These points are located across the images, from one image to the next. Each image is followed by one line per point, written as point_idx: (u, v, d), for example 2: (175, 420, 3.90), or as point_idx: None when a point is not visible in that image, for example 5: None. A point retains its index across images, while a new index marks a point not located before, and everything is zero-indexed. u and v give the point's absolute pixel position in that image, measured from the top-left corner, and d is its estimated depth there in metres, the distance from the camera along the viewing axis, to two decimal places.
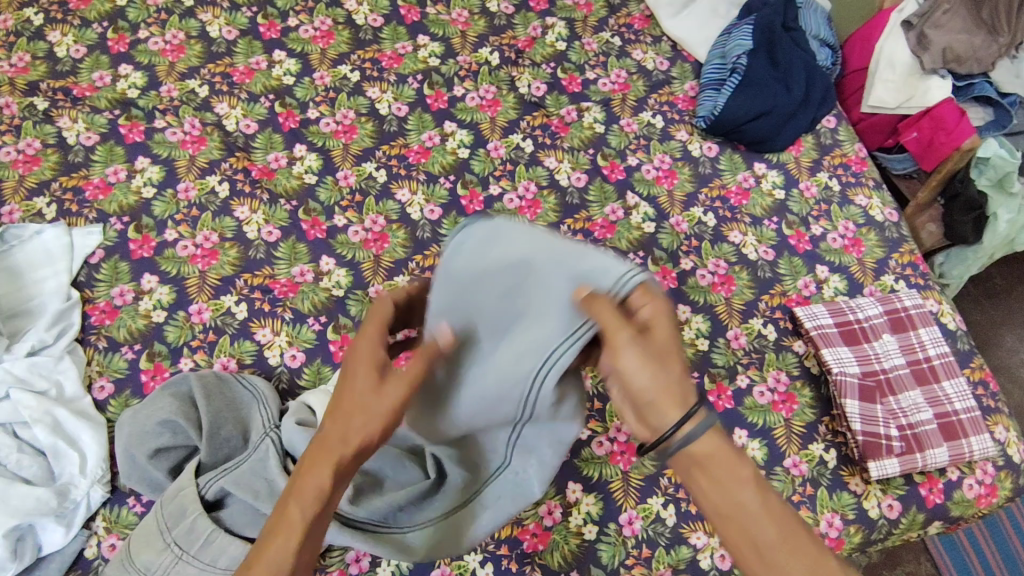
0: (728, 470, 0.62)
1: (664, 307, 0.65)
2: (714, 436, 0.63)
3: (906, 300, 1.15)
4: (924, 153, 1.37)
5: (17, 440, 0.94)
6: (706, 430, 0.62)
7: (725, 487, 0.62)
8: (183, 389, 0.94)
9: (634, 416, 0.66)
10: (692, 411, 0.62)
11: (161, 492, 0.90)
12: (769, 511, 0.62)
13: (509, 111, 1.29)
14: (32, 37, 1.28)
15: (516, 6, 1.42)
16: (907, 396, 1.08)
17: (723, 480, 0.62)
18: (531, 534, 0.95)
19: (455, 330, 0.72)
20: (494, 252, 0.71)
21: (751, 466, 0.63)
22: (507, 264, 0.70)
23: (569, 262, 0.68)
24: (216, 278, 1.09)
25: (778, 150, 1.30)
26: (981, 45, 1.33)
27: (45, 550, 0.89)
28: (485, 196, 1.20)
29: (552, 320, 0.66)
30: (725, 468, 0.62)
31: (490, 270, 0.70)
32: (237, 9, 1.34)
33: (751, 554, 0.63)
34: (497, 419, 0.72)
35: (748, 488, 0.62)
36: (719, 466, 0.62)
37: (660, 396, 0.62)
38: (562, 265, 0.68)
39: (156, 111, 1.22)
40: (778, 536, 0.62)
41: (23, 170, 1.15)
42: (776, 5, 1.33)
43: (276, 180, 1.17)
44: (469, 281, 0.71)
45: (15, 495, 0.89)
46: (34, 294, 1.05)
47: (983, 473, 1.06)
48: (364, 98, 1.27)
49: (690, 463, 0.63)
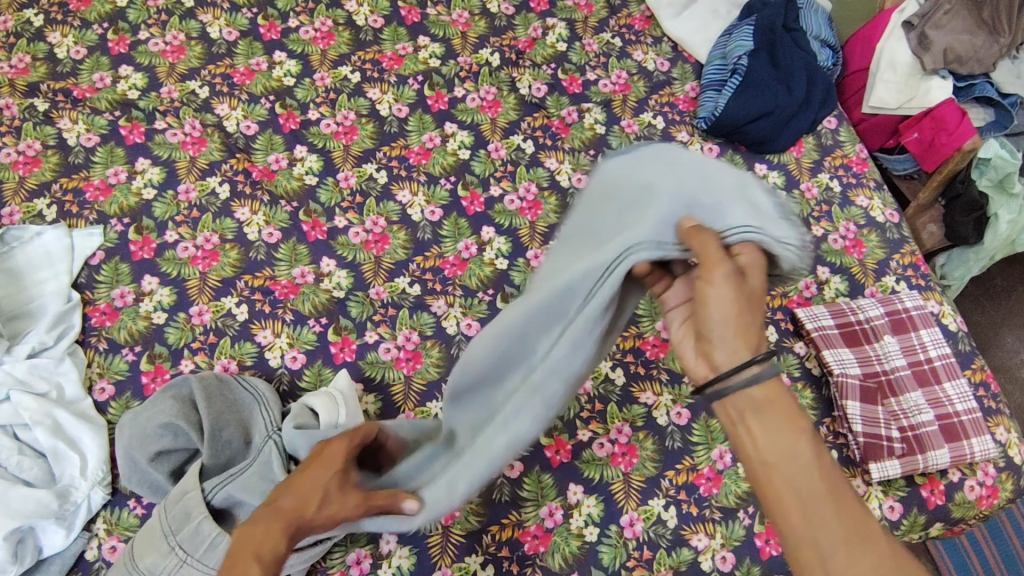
0: (782, 418, 0.64)
1: (758, 265, 0.69)
2: (776, 386, 0.65)
3: (907, 301, 1.15)
4: (925, 154, 1.37)
5: (17, 442, 0.94)
6: (770, 376, 0.64)
7: (777, 432, 0.64)
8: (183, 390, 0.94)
9: (698, 356, 0.69)
10: (761, 355, 0.64)
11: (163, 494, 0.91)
12: (819, 463, 0.63)
13: (510, 112, 1.29)
14: (32, 38, 1.28)
15: (516, 6, 1.42)
16: (909, 398, 1.07)
17: (779, 424, 0.64)
18: (532, 536, 0.95)
19: (565, 244, 0.77)
20: (632, 170, 0.76)
21: (809, 422, 0.64)
22: (633, 186, 0.75)
23: (687, 194, 0.72)
24: (217, 279, 1.09)
25: (778, 151, 1.30)
26: (982, 46, 1.32)
27: (46, 553, 0.89)
28: (486, 197, 1.20)
29: (651, 221, 0.69)
30: (781, 415, 0.64)
31: (617, 189, 0.76)
32: (237, 10, 1.34)
33: (791, 506, 0.62)
34: (548, 326, 0.70)
35: (801, 438, 0.63)
36: (775, 412, 0.64)
37: (731, 324, 0.64)
38: (680, 194, 0.72)
39: (157, 112, 1.22)
40: (823, 490, 0.62)
41: (23, 172, 1.15)
42: (776, 6, 1.33)
43: (276, 182, 1.17)
44: (598, 198, 0.77)
45: (16, 498, 0.89)
46: (34, 295, 1.05)
47: (984, 474, 1.06)
48: (364, 100, 1.27)
49: (747, 407, 0.65)
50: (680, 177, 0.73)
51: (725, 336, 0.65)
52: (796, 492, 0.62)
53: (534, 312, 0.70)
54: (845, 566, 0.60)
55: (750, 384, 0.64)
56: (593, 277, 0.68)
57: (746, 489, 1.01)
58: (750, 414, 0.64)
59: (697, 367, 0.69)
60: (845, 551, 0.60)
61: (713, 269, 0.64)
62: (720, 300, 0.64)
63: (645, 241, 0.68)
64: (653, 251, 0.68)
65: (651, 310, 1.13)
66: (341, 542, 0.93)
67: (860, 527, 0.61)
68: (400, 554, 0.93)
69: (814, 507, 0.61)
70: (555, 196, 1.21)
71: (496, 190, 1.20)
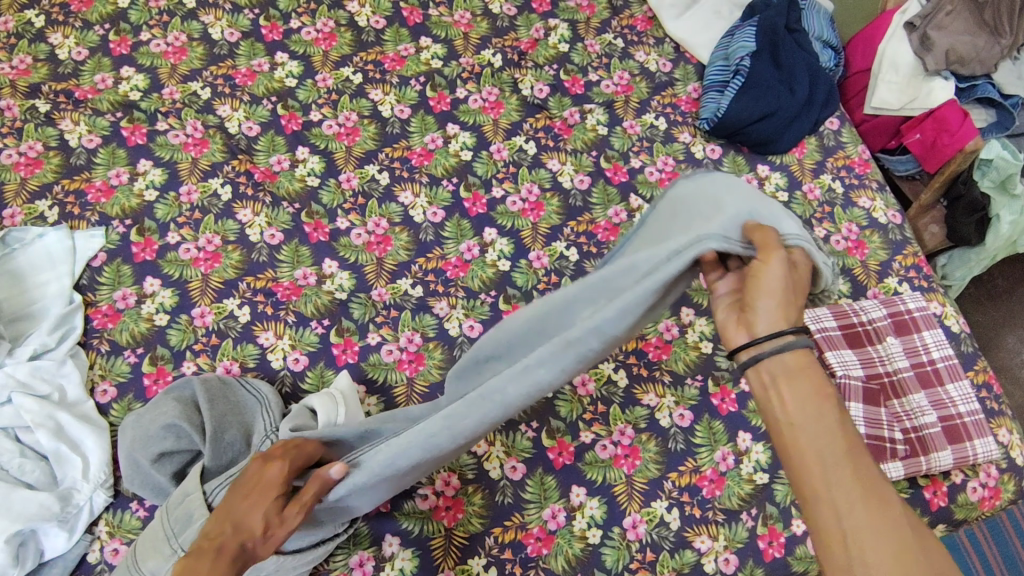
0: (811, 385, 0.64)
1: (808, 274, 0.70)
2: (807, 356, 0.65)
3: (910, 303, 1.15)
4: (927, 155, 1.37)
5: (19, 444, 0.94)
6: (802, 348, 0.65)
7: (806, 399, 0.63)
8: (184, 391, 0.94)
9: (736, 324, 0.68)
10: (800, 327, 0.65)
11: (166, 495, 0.90)
12: (844, 430, 0.62)
13: (512, 113, 1.29)
14: (33, 39, 1.27)
15: (518, 7, 1.42)
16: (911, 399, 1.07)
17: (808, 388, 0.64)
18: (535, 538, 0.95)
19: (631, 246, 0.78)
20: (701, 190, 0.78)
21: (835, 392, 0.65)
22: (705, 198, 0.77)
23: (758, 207, 0.73)
24: (219, 281, 1.08)
25: (780, 153, 1.30)
26: (984, 47, 1.32)
27: (49, 555, 0.89)
28: (488, 199, 1.20)
29: (720, 219, 0.71)
30: (810, 382, 0.64)
31: (689, 201, 0.78)
32: (239, 11, 1.34)
33: (812, 465, 0.61)
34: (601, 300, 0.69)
35: (827, 406, 0.63)
36: (804, 379, 0.64)
37: (776, 299, 0.66)
38: (751, 206, 0.73)
39: (159, 113, 1.21)
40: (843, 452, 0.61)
41: (24, 173, 1.14)
42: (778, 7, 1.33)
43: (278, 183, 1.17)
44: (668, 212, 0.79)
45: (18, 500, 0.89)
46: (36, 297, 1.05)
47: (987, 476, 1.06)
48: (366, 101, 1.27)
49: (777, 372, 0.65)
50: (748, 194, 0.75)
51: (766, 302, 0.66)
52: (820, 455, 0.61)
53: (585, 288, 0.71)
54: (865, 529, 0.58)
55: (786, 349, 0.64)
56: (660, 257, 0.69)
57: (749, 490, 1.01)
58: (781, 378, 0.64)
59: (734, 335, 0.68)
60: (863, 514, 0.59)
61: (770, 256, 0.67)
62: (769, 284, 0.66)
63: (714, 233, 0.69)
64: (718, 241, 0.68)
65: None
66: (343, 544, 0.93)
67: (881, 497, 0.60)
68: (402, 556, 0.93)
69: (835, 468, 0.61)
70: (557, 198, 1.21)
71: (498, 192, 1.20)
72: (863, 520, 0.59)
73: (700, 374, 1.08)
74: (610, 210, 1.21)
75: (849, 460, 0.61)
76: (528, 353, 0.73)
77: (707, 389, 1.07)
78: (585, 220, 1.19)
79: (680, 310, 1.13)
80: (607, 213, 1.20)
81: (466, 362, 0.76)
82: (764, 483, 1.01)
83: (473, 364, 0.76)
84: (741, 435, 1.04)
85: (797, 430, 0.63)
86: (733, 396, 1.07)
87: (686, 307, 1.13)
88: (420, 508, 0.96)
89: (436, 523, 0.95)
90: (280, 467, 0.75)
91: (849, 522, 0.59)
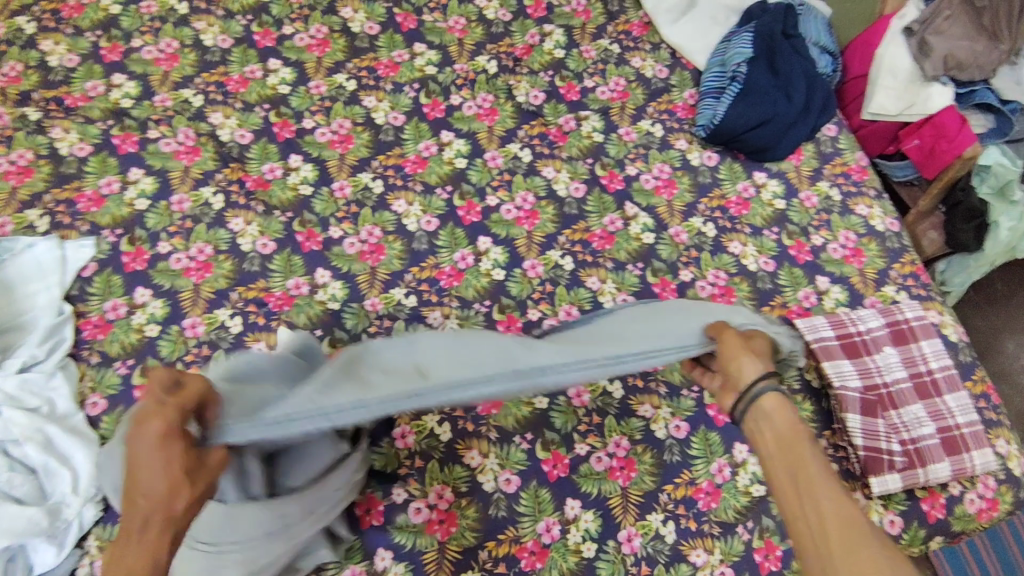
0: (787, 422, 0.68)
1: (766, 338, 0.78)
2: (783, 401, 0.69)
3: (907, 312, 1.14)
4: (925, 161, 1.36)
5: (8, 458, 0.93)
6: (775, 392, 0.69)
7: (785, 433, 0.67)
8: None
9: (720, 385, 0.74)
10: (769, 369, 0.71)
11: None
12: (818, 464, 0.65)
13: (506, 120, 1.28)
14: (24, 46, 1.26)
15: (513, 13, 1.41)
16: (909, 410, 1.07)
17: (783, 427, 0.68)
18: (529, 552, 0.94)
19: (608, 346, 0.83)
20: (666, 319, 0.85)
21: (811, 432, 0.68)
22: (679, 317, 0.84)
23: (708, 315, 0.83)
24: (210, 291, 1.07)
25: (778, 159, 1.28)
26: (981, 52, 1.31)
27: (38, 571, 0.88)
28: (482, 207, 1.19)
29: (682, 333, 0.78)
30: (784, 420, 0.68)
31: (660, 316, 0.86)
32: (232, 17, 1.33)
33: (793, 495, 0.64)
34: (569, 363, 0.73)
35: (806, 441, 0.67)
36: (782, 418, 0.68)
37: (756, 357, 0.73)
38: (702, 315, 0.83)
39: (150, 121, 1.20)
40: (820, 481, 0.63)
41: (15, 182, 1.13)
42: (775, 12, 1.33)
43: (271, 192, 1.16)
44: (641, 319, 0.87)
45: (5, 516, 0.87)
46: (26, 308, 1.04)
47: (985, 487, 1.05)
48: (360, 108, 1.26)
49: (759, 414, 0.69)
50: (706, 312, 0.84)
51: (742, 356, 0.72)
52: (797, 482, 0.64)
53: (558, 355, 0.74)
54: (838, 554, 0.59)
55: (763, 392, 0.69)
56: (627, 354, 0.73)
57: (745, 503, 1.00)
58: (763, 420, 0.69)
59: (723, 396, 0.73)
60: (836, 538, 0.60)
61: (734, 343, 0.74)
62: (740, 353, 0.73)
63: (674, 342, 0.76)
64: (683, 350, 0.75)
65: None
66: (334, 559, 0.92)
67: (854, 526, 0.60)
68: (395, 570, 0.92)
69: (813, 495, 0.63)
70: (552, 206, 1.20)
71: (493, 200, 1.19)
72: (838, 541, 0.60)
73: (696, 385, 1.07)
74: (605, 218, 1.20)
75: (827, 491, 0.63)
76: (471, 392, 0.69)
77: (703, 400, 1.06)
78: (581, 228, 1.18)
79: None
80: (603, 221, 1.19)
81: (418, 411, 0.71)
82: (760, 495, 1.01)
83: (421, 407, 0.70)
84: (737, 446, 1.03)
85: (776, 463, 0.66)
86: None
87: None
88: (413, 521, 0.95)
89: (429, 537, 0.94)
90: (173, 414, 0.61)
91: (820, 544, 0.60)
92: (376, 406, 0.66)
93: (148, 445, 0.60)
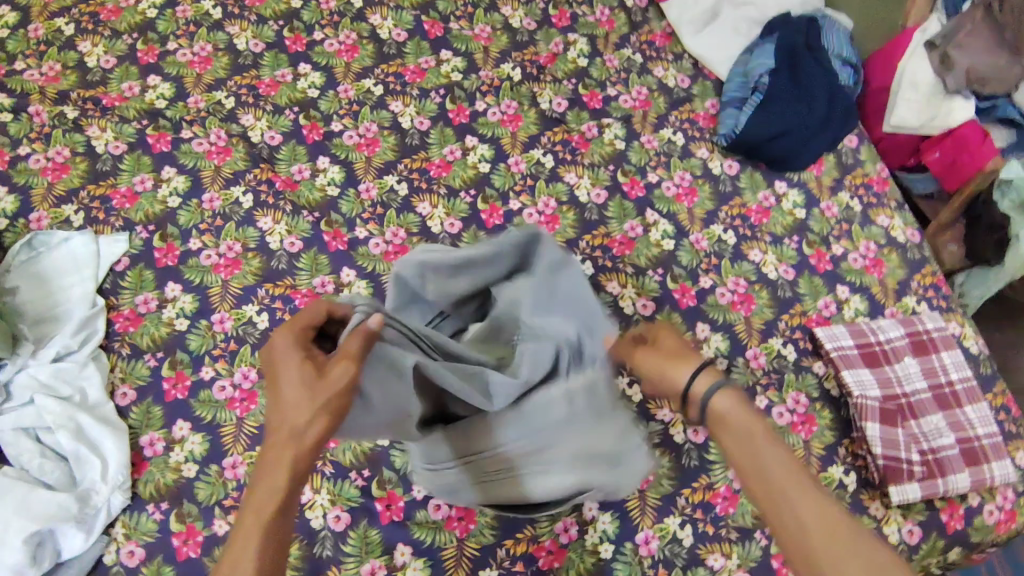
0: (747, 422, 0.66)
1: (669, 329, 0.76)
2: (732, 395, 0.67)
3: (928, 323, 1.14)
4: (946, 173, 1.37)
5: (40, 445, 0.96)
6: (723, 386, 0.68)
7: (739, 431, 0.66)
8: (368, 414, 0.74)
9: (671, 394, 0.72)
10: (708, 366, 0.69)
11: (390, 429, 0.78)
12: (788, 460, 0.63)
13: (530, 126, 1.30)
14: (63, 47, 1.31)
15: (538, 22, 1.43)
16: (929, 420, 1.07)
17: (742, 437, 0.65)
18: (547, 551, 0.95)
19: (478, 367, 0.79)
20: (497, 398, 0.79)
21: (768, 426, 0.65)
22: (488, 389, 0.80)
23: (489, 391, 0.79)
24: (239, 287, 1.10)
25: (798, 169, 1.29)
26: (1004, 66, 1.31)
27: (65, 556, 0.90)
28: (505, 211, 1.20)
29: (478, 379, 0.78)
30: (743, 420, 0.66)
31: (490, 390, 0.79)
32: (264, 22, 1.36)
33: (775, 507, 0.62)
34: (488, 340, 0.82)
35: (761, 438, 0.65)
36: (739, 417, 0.66)
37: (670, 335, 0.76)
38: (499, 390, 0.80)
39: (183, 121, 1.24)
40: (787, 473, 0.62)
41: (52, 178, 1.17)
42: (798, 25, 1.35)
43: (299, 193, 1.19)
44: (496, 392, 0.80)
45: (37, 501, 0.90)
46: (60, 300, 1.07)
47: (1003, 499, 1.05)
48: (387, 112, 1.28)
49: (713, 422, 0.68)
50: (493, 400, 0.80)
51: (667, 365, 0.72)
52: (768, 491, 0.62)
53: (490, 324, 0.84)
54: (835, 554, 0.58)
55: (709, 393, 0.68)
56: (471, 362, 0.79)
57: None
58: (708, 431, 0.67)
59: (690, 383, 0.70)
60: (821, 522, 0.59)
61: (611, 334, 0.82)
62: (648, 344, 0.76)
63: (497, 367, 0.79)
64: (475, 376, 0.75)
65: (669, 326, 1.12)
66: (354, 554, 0.93)
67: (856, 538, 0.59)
68: (414, 566, 0.93)
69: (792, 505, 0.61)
70: (572, 211, 1.21)
71: (515, 205, 1.21)
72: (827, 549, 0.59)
73: None
74: (626, 224, 1.21)
75: (784, 490, 0.62)
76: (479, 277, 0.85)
77: None
78: (601, 234, 1.20)
79: (695, 326, 1.13)
80: (623, 227, 1.21)
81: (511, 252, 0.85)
82: None
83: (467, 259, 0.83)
84: None
85: (743, 455, 0.65)
86: None
87: (701, 322, 1.13)
88: (432, 518, 0.96)
89: (448, 533, 0.95)
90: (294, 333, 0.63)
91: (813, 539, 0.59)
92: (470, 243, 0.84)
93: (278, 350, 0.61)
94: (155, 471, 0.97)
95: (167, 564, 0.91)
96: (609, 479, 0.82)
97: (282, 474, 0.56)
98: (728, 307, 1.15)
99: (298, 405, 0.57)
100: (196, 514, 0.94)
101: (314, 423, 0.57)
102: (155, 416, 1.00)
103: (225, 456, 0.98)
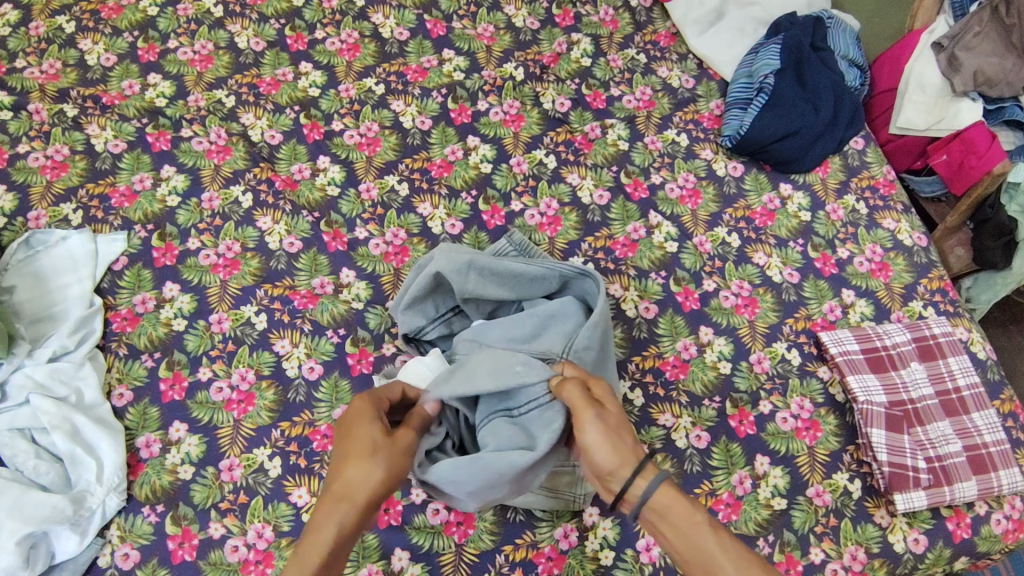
0: (686, 513, 0.65)
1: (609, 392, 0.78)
2: (668, 489, 0.66)
3: (935, 327, 1.12)
4: (954, 176, 1.34)
5: (35, 446, 0.95)
6: (660, 482, 0.67)
7: (684, 531, 0.65)
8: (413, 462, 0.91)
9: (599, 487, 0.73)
10: (642, 466, 0.68)
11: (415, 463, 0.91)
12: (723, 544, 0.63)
13: (532, 127, 1.28)
14: (63, 45, 1.30)
15: (542, 21, 1.42)
16: (935, 427, 1.05)
17: (682, 527, 0.65)
18: (546, 558, 0.94)
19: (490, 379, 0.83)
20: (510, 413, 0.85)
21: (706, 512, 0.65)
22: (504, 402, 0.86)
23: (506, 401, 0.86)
24: (237, 287, 1.09)
25: (803, 172, 1.28)
26: (1012, 69, 1.29)
27: (59, 558, 0.89)
28: (506, 212, 1.19)
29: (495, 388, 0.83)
30: (679, 511, 0.65)
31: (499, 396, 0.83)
32: (265, 21, 1.35)
33: None
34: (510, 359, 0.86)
35: (705, 529, 0.64)
36: (677, 510, 0.65)
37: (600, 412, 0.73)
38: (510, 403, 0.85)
39: (183, 120, 1.23)
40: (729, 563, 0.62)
41: (50, 176, 1.16)
42: (804, 25, 1.33)
43: (299, 192, 1.18)
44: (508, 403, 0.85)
45: (31, 503, 0.89)
46: (57, 299, 1.06)
47: (1012, 508, 1.03)
48: (388, 112, 1.27)
49: (653, 515, 0.67)
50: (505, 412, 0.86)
51: (606, 451, 0.70)
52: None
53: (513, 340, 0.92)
54: None
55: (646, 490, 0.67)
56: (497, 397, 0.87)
57: (766, 516, 0.98)
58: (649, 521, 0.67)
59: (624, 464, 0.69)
60: None
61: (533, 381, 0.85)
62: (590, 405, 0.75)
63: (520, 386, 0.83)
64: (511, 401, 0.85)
65: (671, 330, 1.11)
66: (351, 559, 0.92)
67: None
68: (412, 571, 0.92)
69: None
70: (575, 213, 1.20)
71: (517, 206, 1.20)
72: None
73: (718, 396, 1.06)
74: (628, 226, 1.20)
75: None
76: (502, 288, 0.98)
77: (725, 411, 1.05)
78: (604, 235, 1.19)
79: (699, 329, 1.11)
80: (626, 228, 1.19)
81: (534, 271, 0.98)
82: (781, 509, 0.99)
83: (500, 275, 0.97)
84: (759, 458, 1.02)
85: (686, 547, 0.64)
86: (751, 418, 1.05)
87: (705, 326, 1.12)
88: (431, 522, 0.95)
89: (447, 538, 0.94)
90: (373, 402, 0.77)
91: None
92: (503, 262, 0.97)
93: (357, 410, 0.74)
94: (151, 473, 0.96)
95: (162, 566, 0.90)
96: (554, 505, 0.94)
97: (355, 512, 0.64)
98: (732, 310, 1.14)
99: (377, 462, 0.67)
100: (191, 517, 0.93)
101: (381, 474, 0.67)
102: (151, 417, 1.00)
103: (222, 458, 0.97)
